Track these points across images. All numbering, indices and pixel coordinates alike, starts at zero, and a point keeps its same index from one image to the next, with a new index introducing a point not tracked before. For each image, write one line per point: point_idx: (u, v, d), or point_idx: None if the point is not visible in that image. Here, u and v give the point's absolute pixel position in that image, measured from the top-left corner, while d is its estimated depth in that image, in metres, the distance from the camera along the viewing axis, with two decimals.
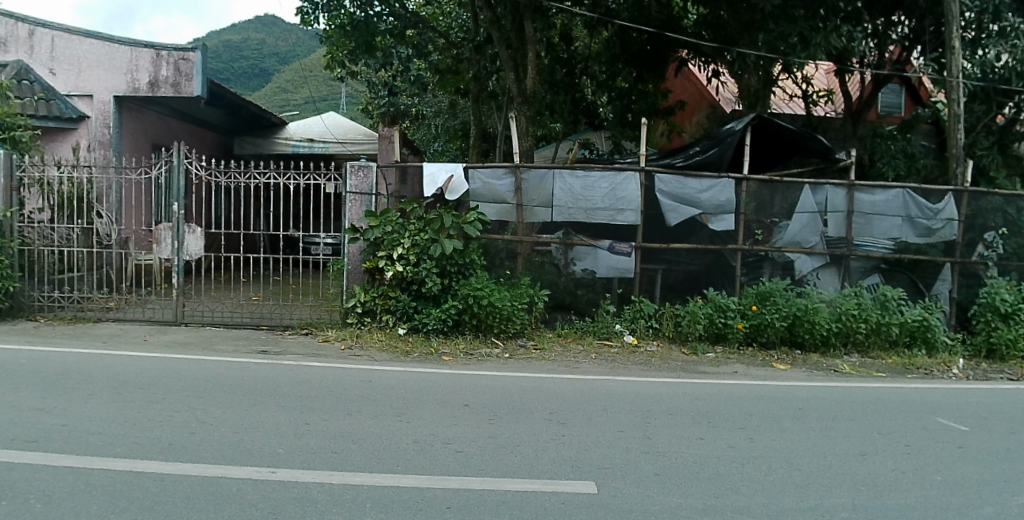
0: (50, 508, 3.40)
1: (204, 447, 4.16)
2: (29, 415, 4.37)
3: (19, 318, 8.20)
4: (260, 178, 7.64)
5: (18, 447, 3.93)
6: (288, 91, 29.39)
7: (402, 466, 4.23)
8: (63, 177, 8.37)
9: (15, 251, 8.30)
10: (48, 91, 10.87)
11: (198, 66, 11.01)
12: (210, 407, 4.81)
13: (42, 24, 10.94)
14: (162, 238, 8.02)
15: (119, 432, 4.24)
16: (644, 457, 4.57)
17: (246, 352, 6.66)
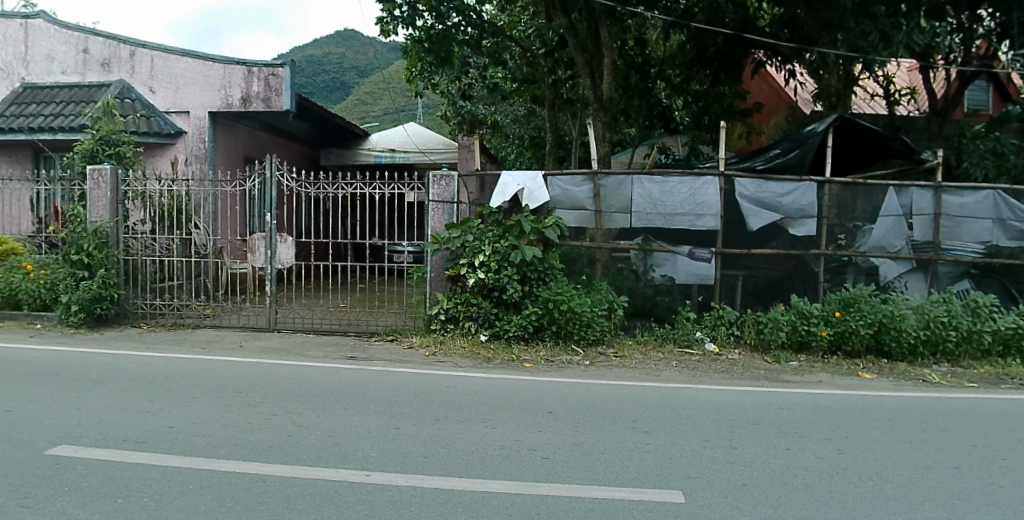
0: (162, 505, 3.63)
1: (297, 451, 4.32)
2: (141, 416, 4.62)
3: (125, 324, 8.74)
4: (348, 189, 7.89)
5: (131, 447, 4.19)
6: (368, 103, 30.51)
7: (488, 472, 4.27)
8: (163, 190, 8.77)
9: (121, 261, 8.84)
10: (149, 108, 11.60)
11: (287, 81, 11.50)
12: (305, 411, 4.94)
13: (143, 45, 11.73)
14: (256, 247, 8.29)
15: (225, 435, 4.43)
16: (729, 467, 4.45)
17: (336, 358, 6.84)
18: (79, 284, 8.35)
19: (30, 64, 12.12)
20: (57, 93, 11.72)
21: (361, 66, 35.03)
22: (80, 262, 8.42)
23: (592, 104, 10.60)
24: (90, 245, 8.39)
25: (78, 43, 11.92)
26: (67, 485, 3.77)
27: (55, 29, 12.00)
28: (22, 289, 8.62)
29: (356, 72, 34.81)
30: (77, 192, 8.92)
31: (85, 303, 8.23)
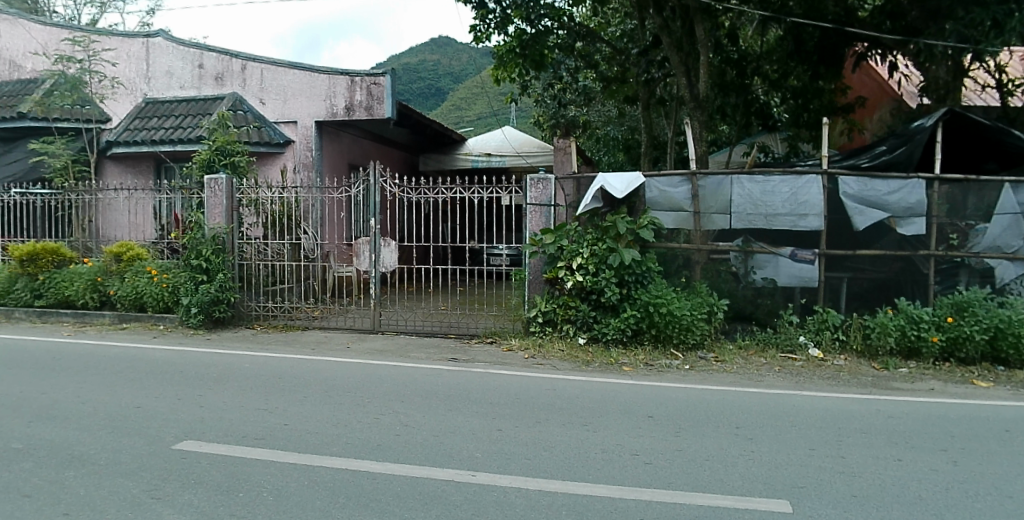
0: (280, 500, 3.79)
1: (405, 449, 4.42)
2: (257, 414, 4.83)
3: (240, 325, 9.21)
4: (447, 194, 8.03)
5: (248, 444, 4.38)
6: (462, 108, 31.63)
7: (591, 475, 4.22)
8: (275, 197, 9.24)
9: (235, 265, 9.32)
10: (260, 119, 12.35)
11: (388, 89, 11.87)
12: (410, 411, 5.05)
13: (254, 59, 12.44)
14: (361, 251, 8.61)
15: (337, 433, 4.56)
16: (836, 477, 4.24)
17: (439, 360, 7.01)
18: (198, 288, 8.91)
19: (150, 80, 12.98)
20: (175, 107, 12.59)
21: (455, 71, 36.84)
22: (200, 266, 8.98)
23: (688, 103, 10.50)
24: (208, 250, 8.93)
25: (194, 59, 12.73)
26: (189, 478, 3.97)
27: (173, 47, 12.87)
28: (147, 292, 9.28)
29: (451, 78, 36.62)
30: (194, 201, 9.57)
31: (204, 306, 8.74)
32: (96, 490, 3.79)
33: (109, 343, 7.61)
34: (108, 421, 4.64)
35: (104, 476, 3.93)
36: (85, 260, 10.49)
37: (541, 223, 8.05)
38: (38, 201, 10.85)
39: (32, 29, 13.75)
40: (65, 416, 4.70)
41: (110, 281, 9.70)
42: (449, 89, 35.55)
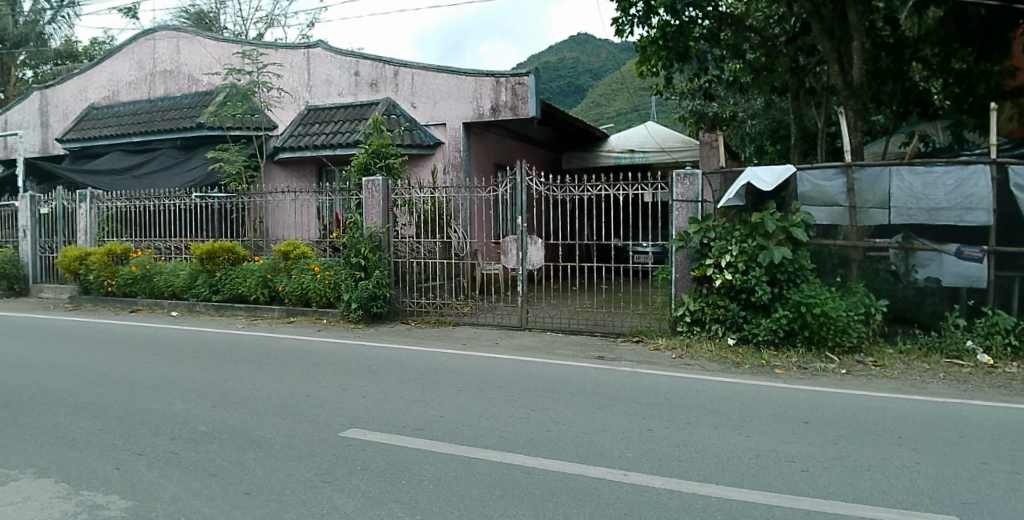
0: (440, 489, 3.91)
1: (562, 446, 4.45)
2: (417, 406, 5.04)
3: (395, 320, 9.72)
4: (593, 191, 8.20)
5: (411, 433, 4.57)
6: (602, 105, 32.05)
7: (747, 481, 4.05)
8: (426, 198, 9.69)
9: (391, 262, 9.83)
10: (412, 123, 13.05)
11: (532, 89, 12.08)
12: (560, 408, 5.11)
13: (405, 64, 13.15)
14: (509, 249, 8.93)
15: (490, 427, 4.67)
16: (1007, 492, 3.86)
17: (585, 357, 7.07)
18: (357, 284, 9.52)
19: (312, 88, 14.05)
20: (335, 113, 13.52)
21: (594, 67, 37.92)
22: (359, 263, 9.57)
23: (841, 91, 10.16)
24: (365, 248, 9.53)
25: (351, 67, 13.62)
26: (354, 464, 4.17)
27: (332, 56, 13.83)
28: (312, 288, 10.08)
29: (590, 74, 37.23)
30: (355, 202, 10.13)
31: (363, 301, 9.35)
32: (272, 471, 4.07)
33: (280, 336, 8.21)
34: (280, 408, 4.99)
35: (279, 458, 4.20)
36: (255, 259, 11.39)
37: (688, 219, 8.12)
38: (214, 204, 11.85)
39: (209, 46, 15.24)
40: (241, 402, 5.11)
41: (278, 278, 10.63)
42: (589, 85, 36.44)
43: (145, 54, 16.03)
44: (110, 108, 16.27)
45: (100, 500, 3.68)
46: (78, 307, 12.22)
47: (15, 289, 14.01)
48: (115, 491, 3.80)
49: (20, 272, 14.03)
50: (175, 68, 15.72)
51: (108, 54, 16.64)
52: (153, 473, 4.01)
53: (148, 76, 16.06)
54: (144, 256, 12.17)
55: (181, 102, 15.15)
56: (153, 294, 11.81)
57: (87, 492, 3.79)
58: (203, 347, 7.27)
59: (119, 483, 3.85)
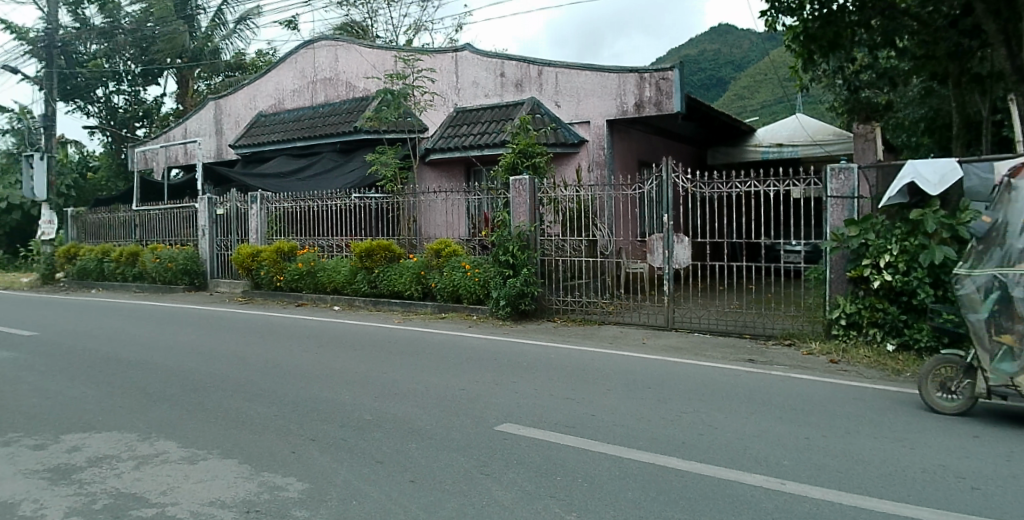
0: (594, 487, 3.93)
1: (715, 451, 4.42)
2: (567, 403, 5.24)
3: (542, 317, 10.13)
4: (741, 187, 8.27)
5: (562, 430, 4.74)
6: (745, 97, 32.29)
7: (915, 496, 3.80)
8: (572, 196, 9.98)
9: (538, 260, 10.27)
10: (556, 121, 13.57)
11: (676, 83, 12.23)
12: (712, 412, 5.13)
13: (549, 64, 13.77)
14: (654, 247, 9.19)
15: (637, 427, 4.74)
16: None
17: (734, 360, 7.07)
18: (506, 281, 10.03)
19: (460, 91, 14.98)
20: (481, 114, 14.34)
21: (735, 59, 38.38)
22: (508, 261, 10.11)
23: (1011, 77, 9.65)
24: (514, 247, 10.05)
25: (497, 69, 14.43)
26: (510, 458, 4.29)
27: (478, 58, 14.71)
28: (462, 285, 10.53)
29: (732, 67, 38.04)
30: (503, 201, 10.77)
31: (512, 298, 9.80)
32: (433, 462, 4.24)
33: (436, 331, 8.60)
34: (439, 400, 5.23)
35: (440, 449, 4.39)
36: (410, 255, 12.10)
37: (843, 217, 7.90)
38: (371, 203, 12.80)
39: (365, 54, 16.60)
40: (402, 393, 5.40)
41: (432, 275, 11.24)
42: (730, 77, 36.98)
43: (307, 64, 17.76)
44: (277, 115, 18.04)
45: (280, 481, 3.99)
46: (250, 301, 13.41)
47: (196, 283, 15.68)
48: (293, 474, 4.09)
49: (199, 268, 15.70)
50: (334, 75, 17.24)
51: (274, 66, 18.55)
52: (324, 458, 4.28)
53: (311, 84, 17.74)
54: (309, 253, 13.24)
55: (340, 108, 16.58)
56: (316, 288, 12.84)
57: (267, 473, 4.10)
58: (382, 339, 7.84)
59: (295, 465, 4.16)
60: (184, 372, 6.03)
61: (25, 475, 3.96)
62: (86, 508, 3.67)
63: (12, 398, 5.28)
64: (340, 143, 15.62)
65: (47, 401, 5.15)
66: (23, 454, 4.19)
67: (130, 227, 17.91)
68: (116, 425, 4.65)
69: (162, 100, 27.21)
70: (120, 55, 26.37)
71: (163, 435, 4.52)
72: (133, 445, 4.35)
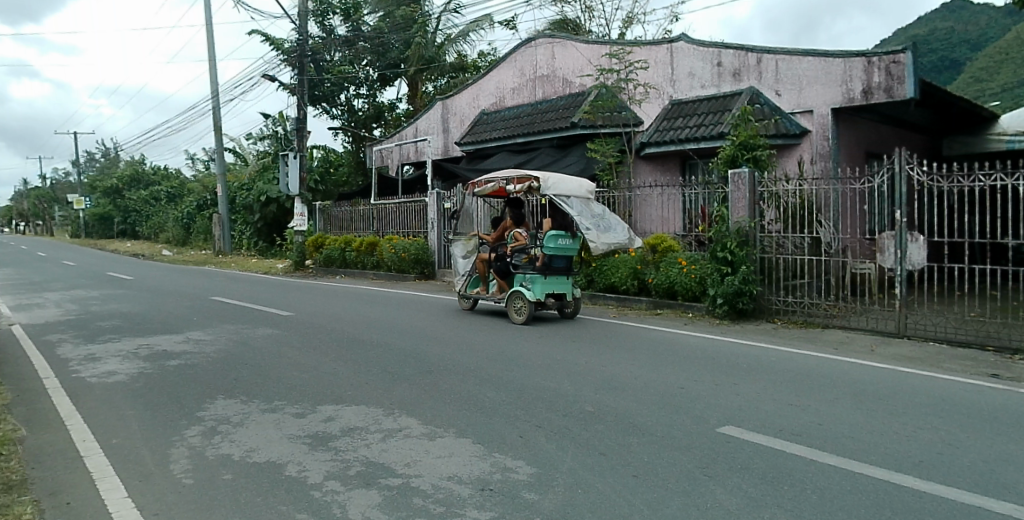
0: (823, 498, 3.69)
1: (960, 472, 4.02)
2: (792, 410, 5.16)
3: (761, 318, 9.82)
4: (987, 181, 7.54)
5: (787, 438, 4.64)
6: (985, 79, 29.24)
7: None
8: (794, 190, 9.60)
9: (757, 258, 10.01)
10: (778, 111, 13.27)
11: (910, 66, 11.39)
12: (953, 431, 4.76)
13: (770, 51, 13.49)
14: (885, 247, 8.56)
15: (870, 443, 4.50)
16: None
17: (977, 373, 6.47)
18: (723, 279, 9.85)
19: (676, 82, 15.17)
20: (698, 106, 14.46)
21: (972, 37, 35.29)
22: (724, 258, 9.92)
23: None
24: (733, 243, 9.89)
25: (713, 58, 14.41)
26: (731, 463, 4.19)
27: (694, 48, 14.78)
28: (678, 282, 10.65)
29: (967, 46, 34.88)
30: (721, 196, 10.68)
31: (729, 297, 9.64)
32: (654, 460, 4.27)
33: (658, 329, 8.53)
34: (660, 399, 5.34)
35: (661, 449, 4.43)
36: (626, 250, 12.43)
37: None
38: None
39: (581, 49, 17.19)
40: (618, 387, 5.56)
41: (647, 271, 11.43)
42: (966, 59, 33.83)
43: (527, 62, 18.68)
44: (498, 113, 19.21)
45: (509, 464, 4.19)
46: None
47: (426, 273, 17.04)
48: (521, 458, 4.29)
49: (430, 258, 17.01)
50: (552, 72, 18.03)
51: (496, 66, 19.73)
52: (550, 446, 4.49)
53: (530, 82, 18.65)
54: None
55: (556, 104, 17.31)
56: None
57: (499, 455, 4.35)
58: (607, 332, 8.07)
59: (521, 450, 4.40)
60: (419, 354, 6.58)
61: (290, 439, 4.48)
62: (343, 473, 4.07)
63: (283, 368, 6.08)
64: (558, 139, 16.39)
65: (313, 372, 5.88)
66: (289, 420, 4.75)
67: (369, 220, 19.79)
68: (362, 400, 5.13)
69: (396, 102, 29.52)
70: (361, 61, 28.85)
71: (404, 412, 4.93)
72: (379, 419, 4.79)
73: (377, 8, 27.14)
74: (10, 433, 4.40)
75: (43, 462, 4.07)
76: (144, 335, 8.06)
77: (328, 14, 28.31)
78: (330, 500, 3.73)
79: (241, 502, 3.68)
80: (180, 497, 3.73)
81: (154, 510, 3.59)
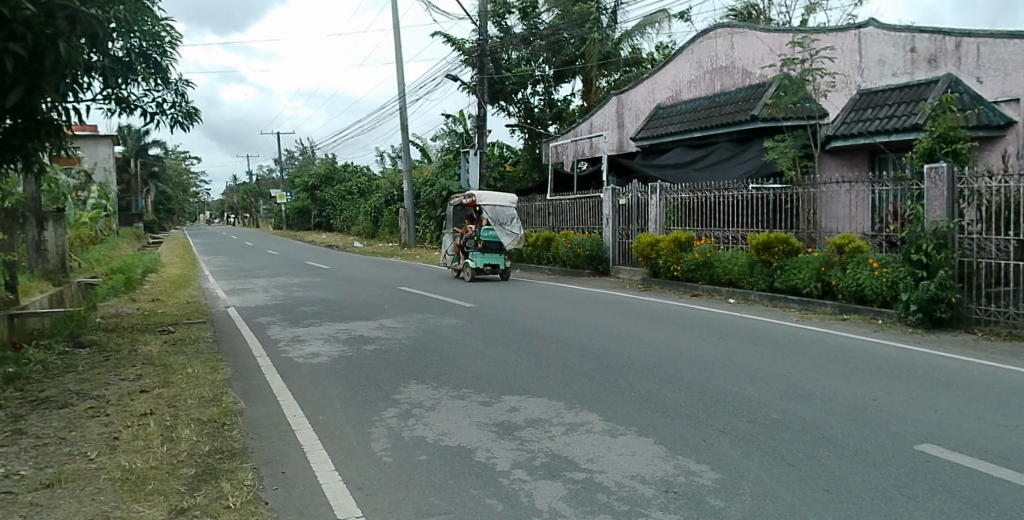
0: None
1: None
2: (998, 430, 4.61)
3: (958, 328, 9.04)
4: None
5: (999, 461, 4.09)
6: None
7: None
8: (997, 189, 8.72)
9: (956, 263, 9.23)
10: (980, 99, 12.36)
11: None
12: None
13: (969, 34, 12.85)
14: None
15: None
16: None
17: None
18: (918, 284, 9.21)
19: (864, 71, 14.73)
20: (889, 95, 13.92)
21: None
22: (920, 261, 9.30)
23: None
24: (931, 245, 9.17)
25: (907, 43, 13.97)
26: (933, 483, 3.73)
27: (886, 34, 14.37)
28: (868, 286, 9.99)
29: None
30: (916, 192, 10.07)
31: (924, 304, 8.94)
32: (849, 473, 3.93)
33: (839, 334, 8.05)
34: (847, 408, 5.04)
35: (852, 462, 4.08)
36: (808, 251, 11.84)
37: None
38: (769, 194, 13.00)
39: (762, 38, 17.00)
40: (804, 395, 5.30)
41: (832, 272, 10.85)
42: None
43: (705, 53, 18.75)
44: (675, 107, 19.41)
45: (694, 467, 3.99)
46: (650, 288, 14.61)
47: (600, 268, 17.57)
48: (707, 462, 4.08)
49: (604, 255, 17.46)
50: (730, 63, 18.00)
51: (672, 58, 19.96)
52: (735, 451, 4.29)
53: (707, 74, 18.74)
54: (706, 244, 13.77)
55: (736, 96, 17.25)
56: (711, 279, 13.37)
57: (682, 458, 4.17)
58: (781, 335, 7.75)
59: (705, 453, 4.22)
60: (595, 351, 6.71)
61: (479, 425, 4.63)
62: (529, 462, 4.08)
63: (467, 358, 6.47)
64: (737, 133, 16.34)
65: (494, 364, 6.19)
66: (476, 408, 4.94)
67: (546, 215, 20.94)
68: (544, 393, 5.25)
69: (570, 98, 30.06)
70: (537, 60, 29.64)
71: (586, 407, 4.96)
72: (562, 412, 4.84)
73: (554, 7, 27.31)
74: (231, 405, 4.96)
75: (260, 432, 4.51)
76: (344, 321, 9.00)
77: (505, 14, 28.88)
78: (518, 488, 3.73)
79: (432, 483, 3.78)
80: (378, 473, 3.91)
81: (358, 484, 3.78)
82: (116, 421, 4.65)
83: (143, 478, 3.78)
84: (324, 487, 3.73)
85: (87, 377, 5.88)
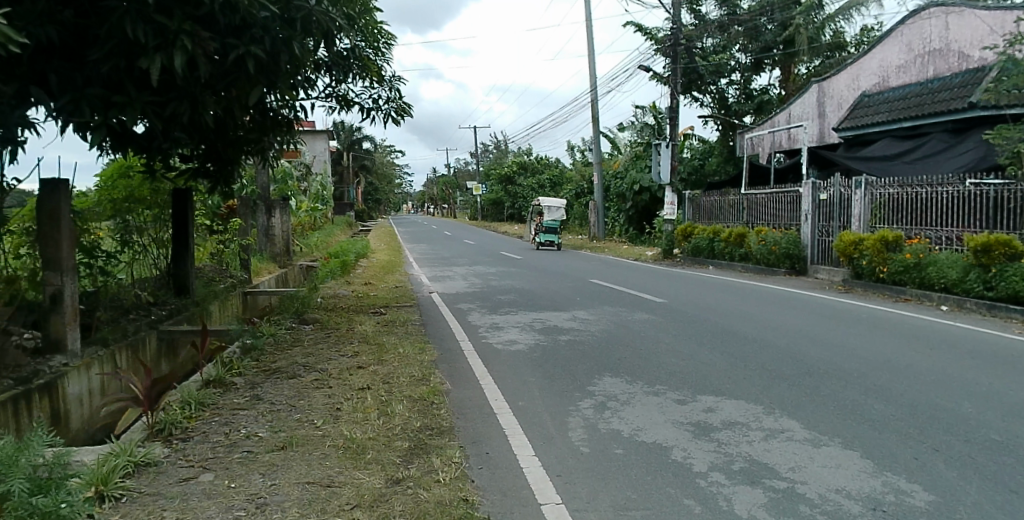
0: None
1: None
2: None
3: None
4: None
5: None
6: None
7: None
8: None
9: None
10: None
11: None
12: None
13: None
14: None
15: None
16: None
17: None
18: None
19: None
20: None
21: None
22: None
23: None
24: None
25: None
26: None
27: None
28: None
29: None
30: None
31: None
32: None
33: None
34: None
35: None
36: None
37: None
38: (989, 191, 11.88)
39: (982, 16, 15.66)
40: None
41: None
42: None
43: (915, 36, 17.53)
44: (882, 94, 18.23)
45: (905, 486, 3.65)
46: (851, 290, 13.66)
47: (796, 267, 16.66)
48: (919, 482, 3.72)
49: (801, 253, 16.59)
50: (945, 45, 16.72)
51: (879, 42, 18.81)
52: (952, 473, 3.87)
53: (919, 58, 17.51)
54: (917, 244, 12.73)
55: (950, 81, 16.03)
56: (921, 284, 12.22)
57: (892, 475, 3.83)
58: (1003, 350, 6.91)
59: (918, 471, 3.87)
60: (796, 355, 6.47)
61: (674, 423, 4.64)
62: (726, 466, 3.97)
63: (663, 355, 6.47)
64: (953, 122, 15.15)
65: (687, 362, 6.19)
66: (671, 405, 4.97)
67: (738, 210, 20.16)
68: (741, 395, 5.16)
69: (769, 86, 28.93)
70: (733, 48, 28.34)
71: (786, 413, 4.81)
72: (760, 417, 4.73)
73: None
74: (438, 385, 5.30)
75: (464, 413, 4.78)
76: (538, 311, 9.36)
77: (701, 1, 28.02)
78: (716, 491, 3.63)
79: (626, 478, 3.79)
80: (577, 462, 4.00)
81: (557, 471, 3.88)
82: (338, 393, 5.14)
83: (363, 448, 4.11)
84: (526, 471, 3.87)
85: (312, 352, 6.56)
